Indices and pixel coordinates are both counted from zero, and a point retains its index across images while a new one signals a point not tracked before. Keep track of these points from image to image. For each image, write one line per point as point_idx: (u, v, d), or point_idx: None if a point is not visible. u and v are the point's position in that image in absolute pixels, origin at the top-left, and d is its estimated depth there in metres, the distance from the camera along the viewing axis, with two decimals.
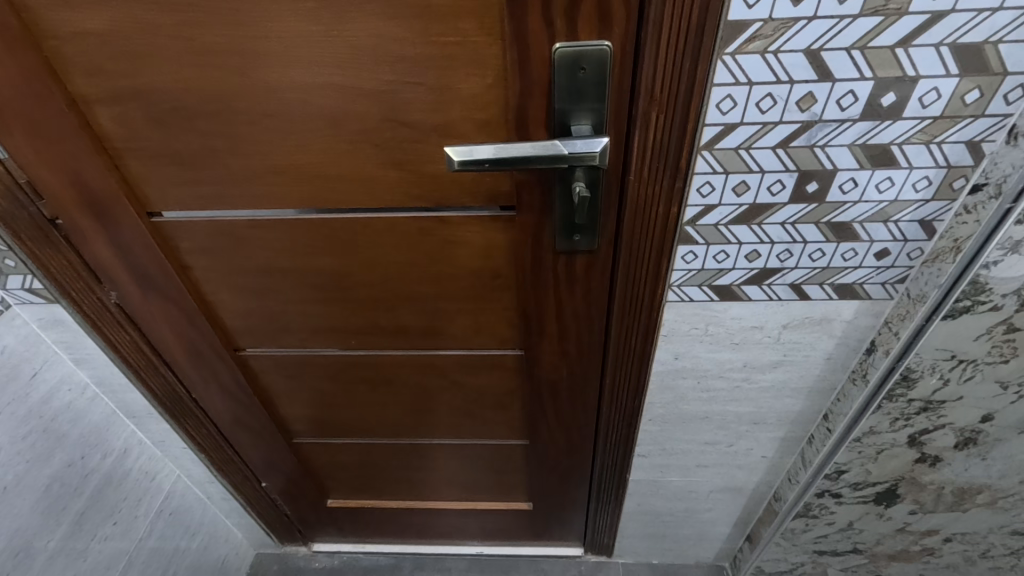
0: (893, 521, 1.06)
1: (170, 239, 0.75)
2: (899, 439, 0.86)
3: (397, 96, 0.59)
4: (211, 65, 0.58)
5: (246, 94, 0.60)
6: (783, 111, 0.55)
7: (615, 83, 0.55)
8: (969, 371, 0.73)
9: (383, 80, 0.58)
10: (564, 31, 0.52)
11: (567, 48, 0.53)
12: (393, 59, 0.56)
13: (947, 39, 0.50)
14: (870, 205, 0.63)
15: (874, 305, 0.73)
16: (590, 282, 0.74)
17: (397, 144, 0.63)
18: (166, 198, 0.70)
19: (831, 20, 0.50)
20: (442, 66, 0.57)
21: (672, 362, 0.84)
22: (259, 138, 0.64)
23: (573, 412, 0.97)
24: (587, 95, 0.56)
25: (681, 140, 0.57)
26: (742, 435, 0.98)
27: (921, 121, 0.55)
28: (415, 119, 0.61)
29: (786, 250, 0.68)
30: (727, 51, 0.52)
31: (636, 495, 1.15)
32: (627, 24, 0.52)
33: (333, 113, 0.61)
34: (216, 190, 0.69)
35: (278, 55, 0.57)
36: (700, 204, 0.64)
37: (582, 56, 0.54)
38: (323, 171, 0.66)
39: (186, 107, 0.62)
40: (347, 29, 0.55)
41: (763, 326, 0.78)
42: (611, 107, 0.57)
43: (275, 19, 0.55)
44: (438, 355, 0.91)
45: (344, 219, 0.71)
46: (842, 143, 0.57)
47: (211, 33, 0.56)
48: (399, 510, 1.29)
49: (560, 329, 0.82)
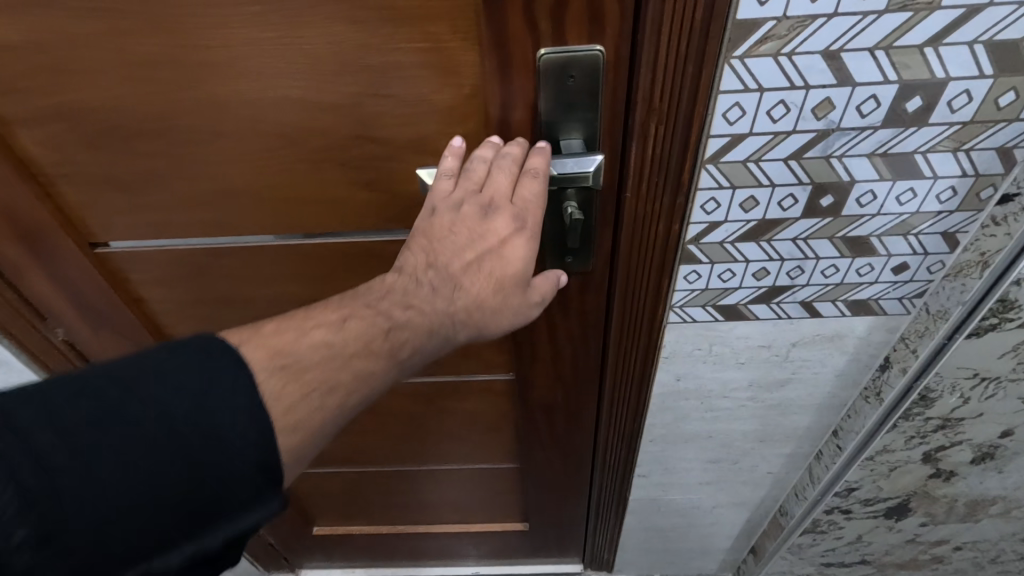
0: (903, 533, 1.02)
1: (119, 270, 0.68)
2: (913, 456, 0.81)
3: (361, 110, 0.52)
4: (145, 79, 0.51)
5: (189, 112, 0.53)
6: (796, 119, 0.49)
7: (609, 92, 0.49)
8: (991, 388, 0.69)
9: (345, 93, 0.51)
10: (550, 34, 0.46)
11: (553, 55, 0.47)
12: (355, 68, 0.49)
13: (982, 36, 0.44)
14: (889, 218, 0.57)
15: (890, 321, 0.68)
16: (584, 304, 0.68)
17: (366, 163, 0.56)
18: (110, 226, 0.63)
19: (854, 17, 0.43)
20: (410, 76, 0.50)
21: (673, 384, 0.79)
22: (209, 159, 0.56)
23: (568, 435, 0.92)
24: (577, 106, 0.50)
25: (683, 154, 0.51)
26: (747, 453, 0.93)
27: (948, 127, 0.50)
28: (384, 135, 0.54)
29: (797, 267, 0.62)
30: (735, 55, 0.46)
31: (637, 513, 1.10)
32: (622, 25, 0.45)
33: (290, 130, 0.54)
34: (165, 217, 0.62)
35: (223, 66, 0.50)
36: (704, 222, 0.58)
37: (570, 62, 0.47)
38: (285, 194, 0.59)
39: (121, 126, 0.54)
40: (300, 35, 0.48)
41: (770, 344, 0.72)
42: (605, 117, 0.51)
43: (216, 26, 0.47)
44: (425, 382, 0.85)
45: (310, 244, 0.64)
46: (861, 152, 0.52)
47: (142, 43, 0.49)
48: (389, 534, 1.24)
49: (553, 353, 0.76)
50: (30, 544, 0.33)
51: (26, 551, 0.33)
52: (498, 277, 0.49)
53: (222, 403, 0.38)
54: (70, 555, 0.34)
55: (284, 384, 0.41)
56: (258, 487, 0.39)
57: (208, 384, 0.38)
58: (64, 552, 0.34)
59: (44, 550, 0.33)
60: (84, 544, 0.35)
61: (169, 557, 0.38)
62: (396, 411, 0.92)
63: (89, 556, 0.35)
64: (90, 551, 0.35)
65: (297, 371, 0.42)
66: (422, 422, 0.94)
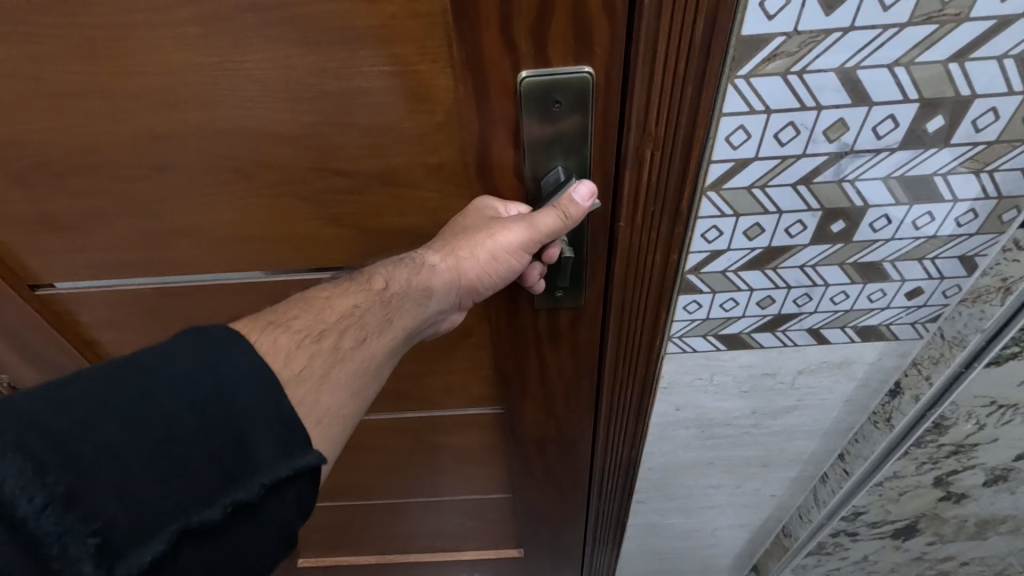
0: (909, 551, 0.99)
1: (63, 313, 0.64)
2: (924, 481, 0.78)
3: (321, 140, 0.47)
4: (73, 110, 0.45)
5: (127, 145, 0.47)
6: (806, 142, 0.45)
7: (601, 117, 0.44)
8: (1008, 415, 0.65)
9: (303, 123, 0.46)
10: (530, 55, 0.41)
11: (536, 78, 0.42)
12: (311, 95, 0.44)
13: (1014, 50, 0.40)
14: (905, 242, 0.53)
15: (901, 347, 0.64)
16: (577, 340, 0.63)
17: (330, 197, 0.51)
18: (49, 267, 0.58)
19: (873, 31, 0.39)
20: (375, 102, 0.45)
21: (672, 413, 0.74)
22: (154, 195, 0.51)
23: (562, 468, 0.87)
24: (564, 133, 0.45)
25: (681, 181, 0.46)
26: (750, 477, 0.89)
27: (971, 148, 0.45)
28: (349, 166, 0.49)
29: (805, 294, 0.58)
30: (739, 74, 0.41)
31: (635, 538, 1.05)
32: (613, 45, 0.40)
33: (243, 163, 0.48)
34: (107, 257, 0.57)
35: (160, 94, 0.44)
36: (705, 250, 0.53)
37: (555, 86, 0.42)
38: (242, 231, 0.54)
39: (49, 161, 0.48)
40: (247, 61, 0.42)
41: (776, 371, 0.68)
42: (597, 145, 0.46)
43: (147, 50, 0.42)
44: (410, 417, 0.80)
45: (272, 283, 0.58)
46: (876, 176, 0.47)
47: (63, 70, 0.43)
48: (377, 565, 1.19)
49: (545, 389, 0.71)
50: (55, 506, 0.28)
51: (52, 513, 0.28)
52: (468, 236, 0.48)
53: (221, 353, 0.36)
54: (104, 512, 0.30)
55: (276, 337, 0.39)
56: (285, 431, 0.37)
57: (208, 343, 0.36)
58: (95, 511, 0.30)
59: (71, 513, 0.29)
60: (114, 505, 0.31)
61: (212, 511, 0.34)
62: (379, 445, 0.86)
63: (122, 520, 0.31)
64: (120, 512, 0.31)
65: (283, 321, 0.41)
66: (408, 455, 0.88)
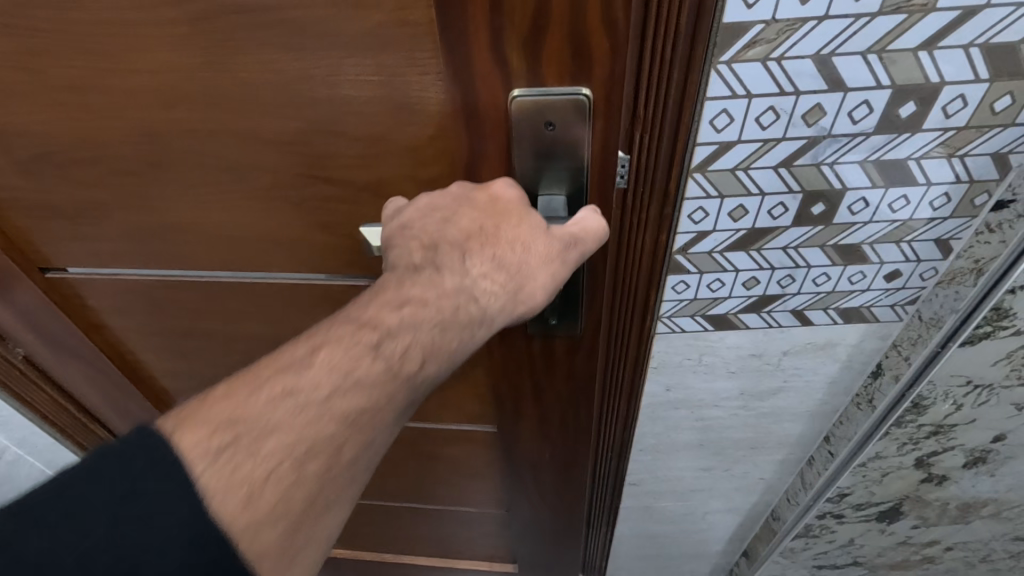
0: (895, 535, 1.02)
1: (72, 294, 0.67)
2: (905, 462, 0.81)
3: (311, 147, 0.49)
4: (79, 104, 0.48)
5: (130, 141, 0.50)
6: (786, 126, 0.47)
7: (601, 130, 0.44)
8: (984, 395, 0.68)
9: (293, 127, 0.48)
10: (520, 74, 0.42)
11: (528, 97, 0.43)
12: (301, 101, 0.46)
13: (979, 39, 0.42)
14: (882, 225, 0.56)
15: (882, 329, 0.66)
16: (573, 366, 0.65)
17: (321, 204, 0.53)
18: (59, 253, 0.62)
19: (847, 20, 0.41)
20: (363, 112, 0.47)
21: (663, 394, 0.77)
22: (155, 187, 0.54)
23: (557, 495, 0.89)
24: (559, 155, 0.46)
25: (669, 162, 0.49)
26: (738, 460, 0.91)
27: (943, 133, 0.48)
28: (338, 175, 0.51)
29: (788, 276, 0.60)
30: (721, 60, 0.43)
31: (629, 520, 1.08)
32: (612, 64, 0.41)
33: (242, 165, 0.51)
34: (112, 246, 0.60)
35: (159, 92, 0.47)
36: (692, 231, 0.56)
37: (548, 108, 0.43)
38: (239, 232, 0.57)
39: (58, 150, 0.52)
40: (242, 65, 0.44)
41: (761, 354, 0.70)
42: (593, 162, 0.46)
43: (147, 50, 0.44)
44: (410, 427, 0.85)
45: (270, 283, 0.61)
46: (852, 160, 0.50)
47: (69, 65, 0.46)
48: (374, 562, 1.21)
49: (539, 415, 0.73)
50: None
51: None
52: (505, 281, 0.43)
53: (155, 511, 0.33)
54: None
55: (237, 462, 0.35)
56: None
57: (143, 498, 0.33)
58: None
59: None
60: None
61: None
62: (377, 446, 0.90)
63: None
64: None
65: (249, 446, 0.36)
66: (406, 457, 0.91)
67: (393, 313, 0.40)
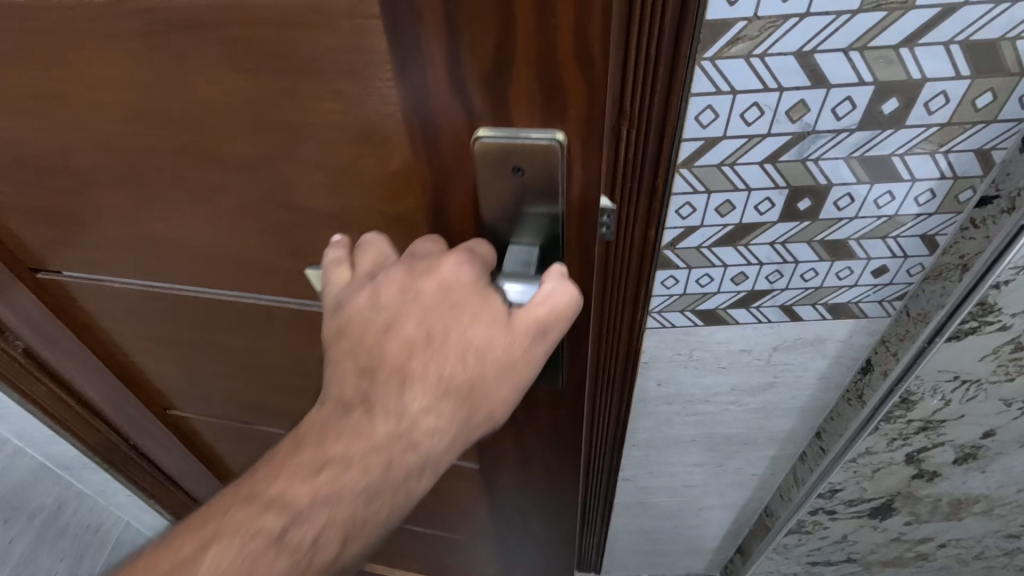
0: (888, 531, 1.02)
1: (63, 297, 0.68)
2: (895, 458, 0.81)
3: (271, 174, 0.45)
4: (35, 116, 0.45)
5: (91, 155, 0.47)
6: (770, 121, 0.48)
7: (579, 173, 0.39)
8: (972, 390, 0.69)
9: (248, 152, 0.43)
10: (486, 113, 0.36)
11: (491, 138, 0.37)
12: (251, 123, 0.41)
13: (958, 36, 0.43)
14: (868, 221, 0.56)
15: (870, 324, 0.67)
16: (556, 415, 0.64)
17: (287, 230, 0.49)
18: (46, 257, 0.61)
19: (828, 16, 0.42)
20: (321, 140, 0.41)
21: (654, 389, 0.78)
22: (124, 202, 0.51)
23: (545, 535, 0.88)
24: (531, 202, 0.40)
25: (657, 158, 0.49)
26: (730, 455, 0.92)
27: (926, 129, 0.48)
28: (302, 202, 0.46)
29: (776, 271, 0.61)
30: (705, 56, 0.44)
31: (625, 516, 1.09)
32: (589, 101, 0.35)
33: (212, 185, 0.48)
34: (91, 254, 0.59)
35: (108, 105, 0.43)
36: (679, 226, 0.57)
37: (518, 151, 0.37)
38: (211, 251, 0.54)
39: (26, 160, 0.50)
40: (195, 84, 0.40)
41: (751, 349, 0.71)
42: (572, 206, 0.41)
43: (90, 62, 0.40)
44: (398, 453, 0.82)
45: (252, 302, 0.60)
46: (837, 156, 0.51)
47: (18, 76, 0.42)
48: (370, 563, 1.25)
49: (522, 459, 0.73)
50: None
51: None
52: (452, 410, 0.39)
53: None
54: None
55: None
56: None
57: None
58: None
59: None
60: None
61: None
62: None
63: None
64: None
65: None
66: None
67: (304, 487, 0.37)
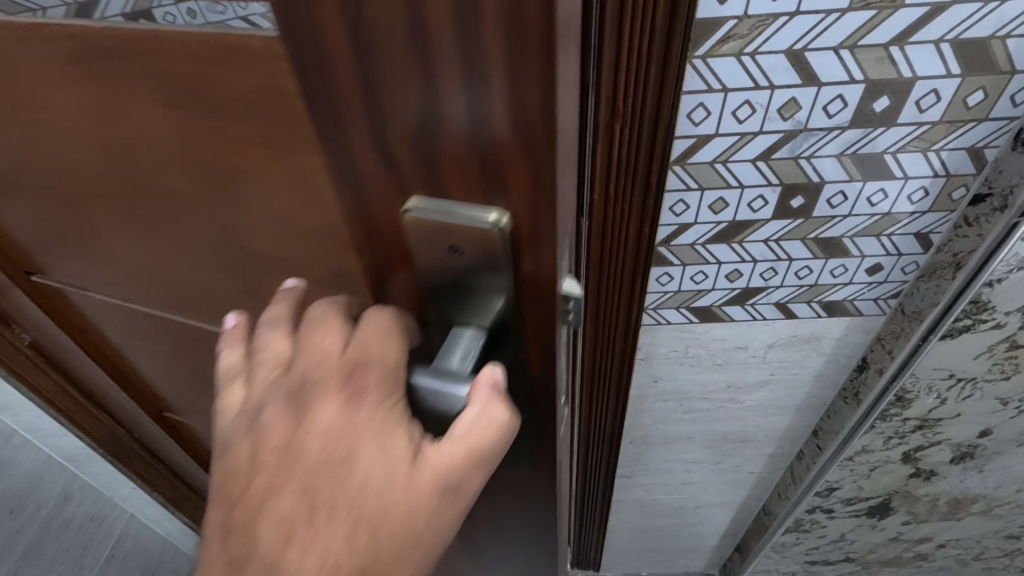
0: (886, 531, 1.02)
1: (50, 297, 0.66)
2: (892, 456, 0.82)
3: (213, 216, 0.35)
4: None
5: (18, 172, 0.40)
6: (762, 119, 0.49)
7: (534, 267, 0.28)
8: (967, 389, 0.69)
9: (181, 189, 0.34)
10: (418, 179, 0.25)
11: (424, 210, 0.26)
12: (175, 162, 0.32)
13: (949, 35, 0.43)
14: (862, 218, 0.56)
15: (865, 323, 0.67)
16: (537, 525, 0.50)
17: (239, 275, 0.39)
18: (27, 263, 0.60)
19: (818, 15, 0.42)
20: (258, 188, 0.31)
21: (650, 385, 0.78)
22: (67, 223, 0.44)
23: None
24: (476, 297, 0.29)
25: (650, 155, 0.50)
26: (728, 453, 0.92)
27: (918, 127, 0.49)
28: (254, 247, 0.36)
29: (770, 268, 0.62)
30: (696, 55, 0.45)
31: (624, 513, 1.10)
32: (539, 175, 0.24)
33: (140, 229, 0.39)
34: (57, 268, 0.55)
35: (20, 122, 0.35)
36: (674, 223, 0.57)
37: (453, 232, 0.26)
38: (161, 282, 0.45)
39: None
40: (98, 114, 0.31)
41: (747, 346, 0.71)
42: (530, 306, 0.29)
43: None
44: None
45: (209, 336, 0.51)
46: (829, 153, 0.51)
47: None
48: None
49: None
50: None
51: None
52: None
53: None
54: None
55: None
56: None
57: None
58: None
59: None
60: None
61: None
62: None
63: None
64: None
65: None
66: None
67: None
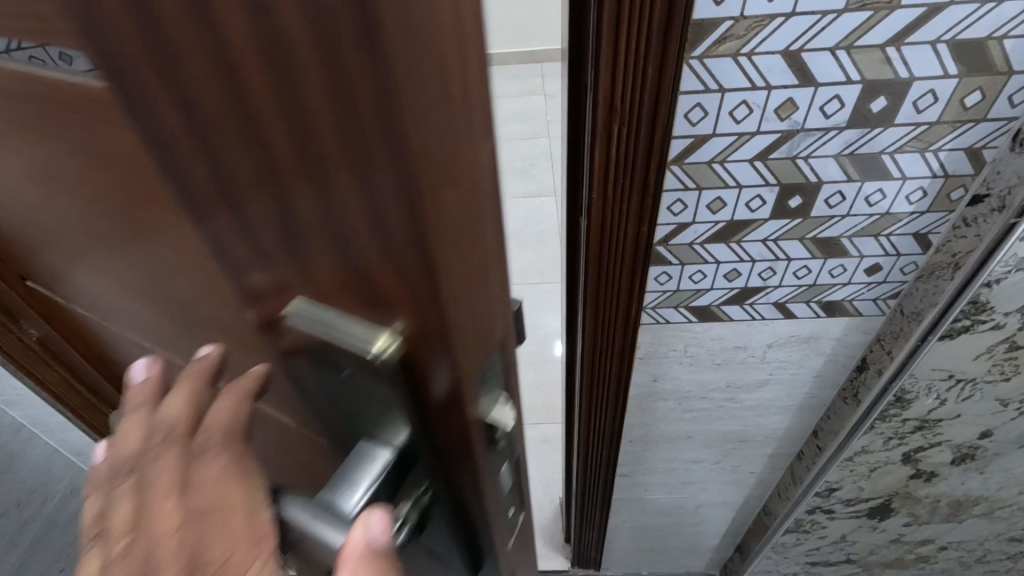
0: (887, 532, 1.02)
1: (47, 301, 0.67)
2: (892, 457, 0.82)
3: (139, 254, 0.34)
4: None
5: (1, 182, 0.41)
6: (760, 120, 0.49)
7: (439, 368, 0.27)
8: (967, 390, 0.69)
9: (110, 221, 0.33)
10: (295, 281, 0.25)
11: (306, 316, 0.26)
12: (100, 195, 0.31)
13: (945, 36, 0.43)
14: (860, 219, 0.57)
15: (865, 323, 0.67)
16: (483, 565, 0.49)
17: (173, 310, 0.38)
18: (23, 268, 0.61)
19: (814, 16, 0.43)
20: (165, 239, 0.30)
21: (650, 384, 0.78)
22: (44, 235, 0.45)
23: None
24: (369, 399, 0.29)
25: (648, 156, 0.50)
26: (728, 453, 0.92)
27: (915, 127, 0.49)
28: (174, 290, 0.35)
29: (768, 268, 0.62)
30: (693, 55, 0.45)
31: (623, 512, 1.10)
32: (415, 287, 0.23)
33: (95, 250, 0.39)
34: (47, 275, 0.56)
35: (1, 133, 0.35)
36: (672, 223, 0.57)
37: (334, 343, 0.26)
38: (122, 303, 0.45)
39: None
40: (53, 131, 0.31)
41: (746, 346, 0.71)
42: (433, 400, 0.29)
43: None
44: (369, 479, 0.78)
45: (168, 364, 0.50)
46: (827, 153, 0.51)
47: None
48: None
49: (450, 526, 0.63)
50: None
51: None
52: None
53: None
54: None
55: None
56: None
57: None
58: None
59: None
60: None
61: None
62: None
63: None
64: None
65: None
66: None
67: None
